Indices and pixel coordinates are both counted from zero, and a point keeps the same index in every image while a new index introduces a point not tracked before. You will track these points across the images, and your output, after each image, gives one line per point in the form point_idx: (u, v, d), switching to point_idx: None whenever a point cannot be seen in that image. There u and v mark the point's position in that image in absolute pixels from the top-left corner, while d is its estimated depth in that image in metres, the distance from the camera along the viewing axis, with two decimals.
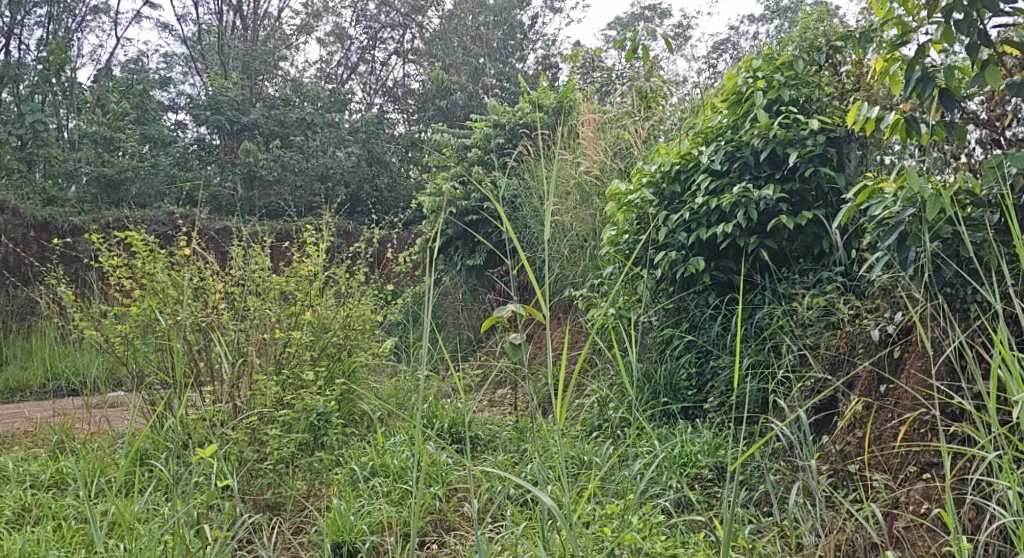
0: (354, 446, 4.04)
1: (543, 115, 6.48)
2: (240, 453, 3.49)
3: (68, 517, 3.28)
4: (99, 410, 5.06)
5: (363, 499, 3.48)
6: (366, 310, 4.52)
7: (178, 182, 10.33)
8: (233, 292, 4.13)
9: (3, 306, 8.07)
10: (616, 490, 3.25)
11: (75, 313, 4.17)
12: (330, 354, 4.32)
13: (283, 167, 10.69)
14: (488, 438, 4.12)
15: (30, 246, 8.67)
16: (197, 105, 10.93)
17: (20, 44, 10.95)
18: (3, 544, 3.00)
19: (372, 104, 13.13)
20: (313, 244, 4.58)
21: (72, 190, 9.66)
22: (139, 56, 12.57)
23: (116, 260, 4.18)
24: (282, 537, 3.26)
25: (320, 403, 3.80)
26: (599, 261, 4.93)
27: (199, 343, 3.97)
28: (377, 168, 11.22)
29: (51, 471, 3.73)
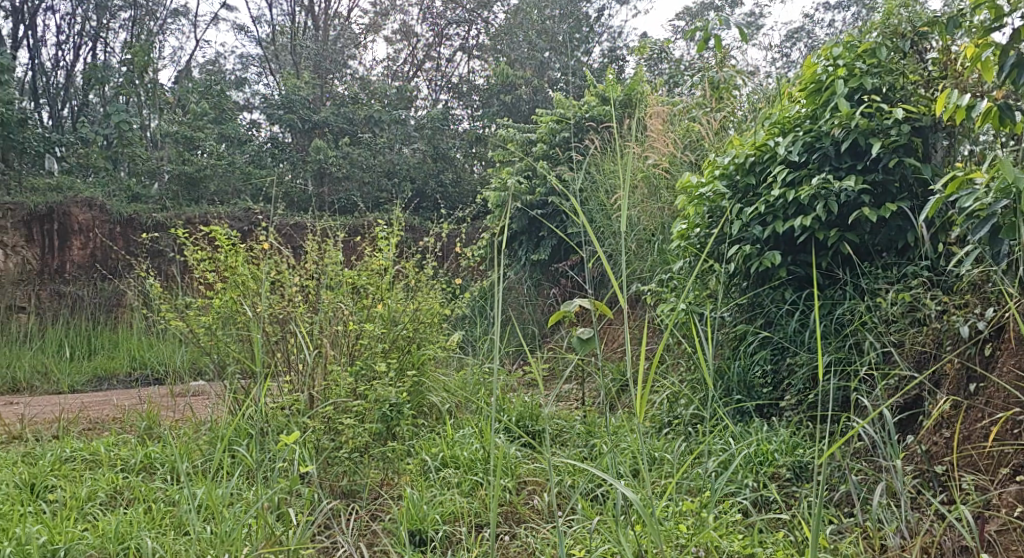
0: (424, 438, 4.09)
1: (610, 108, 6.41)
2: (317, 440, 3.61)
3: (157, 500, 3.43)
4: (183, 399, 5.28)
5: (436, 489, 3.53)
6: (437, 303, 4.55)
7: (253, 178, 10.63)
8: (308, 285, 4.22)
9: (91, 298, 8.54)
10: (691, 486, 3.22)
11: (161, 304, 4.34)
12: (401, 346, 4.36)
13: (352, 164, 10.86)
14: (556, 432, 4.12)
15: (117, 240, 9.07)
16: (271, 103, 11.25)
17: (106, 46, 11.47)
18: (100, 523, 3.16)
19: (437, 100, 13.21)
20: (383, 238, 4.64)
21: (154, 187, 10.07)
22: (216, 57, 12.98)
23: (201, 253, 4.34)
24: (359, 524, 3.34)
25: (392, 394, 3.84)
26: (668, 255, 4.87)
27: (277, 334, 4.08)
28: (441, 163, 11.30)
29: (141, 455, 3.90)
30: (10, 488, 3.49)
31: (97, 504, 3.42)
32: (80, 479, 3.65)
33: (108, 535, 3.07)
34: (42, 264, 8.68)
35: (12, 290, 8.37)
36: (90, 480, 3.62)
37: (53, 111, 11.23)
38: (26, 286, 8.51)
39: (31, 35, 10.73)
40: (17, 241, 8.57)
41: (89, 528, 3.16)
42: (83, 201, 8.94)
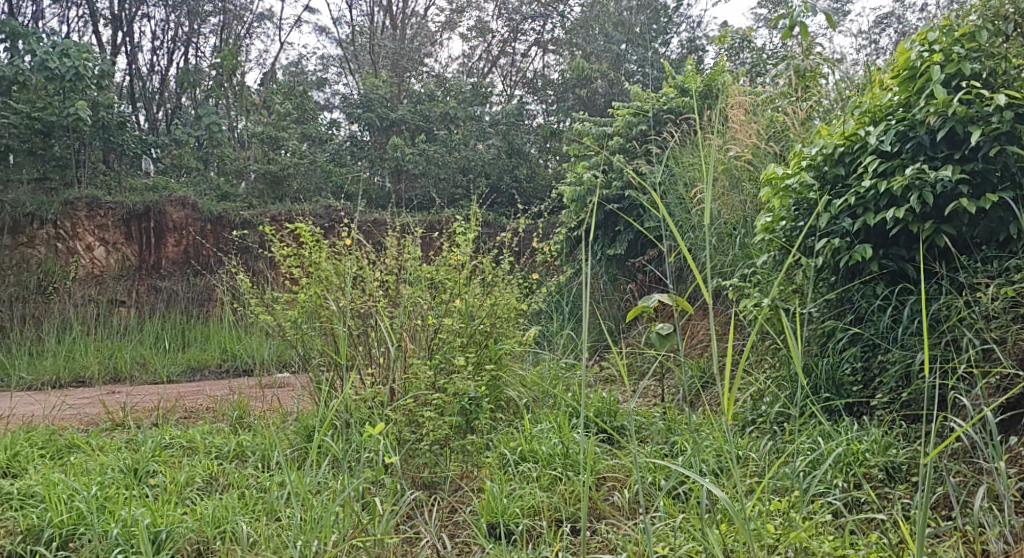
0: (502, 432, 4.12)
1: (689, 100, 6.30)
2: (399, 432, 3.68)
3: (250, 486, 3.57)
4: (270, 390, 5.47)
5: (515, 482, 3.56)
6: (514, 298, 4.55)
7: (334, 177, 10.89)
8: (388, 281, 4.31)
9: (184, 293, 8.93)
10: (777, 486, 3.16)
11: (250, 298, 4.51)
12: (478, 341, 4.38)
13: (428, 162, 10.89)
14: (636, 428, 4.08)
15: (207, 238, 9.45)
16: (349, 102, 11.46)
17: (197, 51, 11.92)
18: (198, 508, 3.31)
19: (512, 95, 13.23)
20: (461, 233, 4.67)
21: (242, 186, 10.45)
22: (299, 58, 13.34)
23: (287, 250, 4.49)
24: (441, 515, 3.40)
25: (471, 387, 3.88)
26: (751, 249, 4.77)
27: (359, 328, 4.17)
28: (516, 158, 11.36)
29: (233, 443, 4.07)
30: (115, 472, 3.68)
31: (194, 490, 3.58)
32: (178, 465, 3.83)
33: (205, 519, 3.23)
34: (140, 261, 9.10)
35: (114, 285, 8.81)
36: (188, 466, 3.79)
37: (149, 114, 11.77)
38: (126, 281, 8.94)
39: (129, 42, 11.25)
40: (117, 239, 9.00)
41: (188, 512, 3.31)
42: (177, 201, 9.34)
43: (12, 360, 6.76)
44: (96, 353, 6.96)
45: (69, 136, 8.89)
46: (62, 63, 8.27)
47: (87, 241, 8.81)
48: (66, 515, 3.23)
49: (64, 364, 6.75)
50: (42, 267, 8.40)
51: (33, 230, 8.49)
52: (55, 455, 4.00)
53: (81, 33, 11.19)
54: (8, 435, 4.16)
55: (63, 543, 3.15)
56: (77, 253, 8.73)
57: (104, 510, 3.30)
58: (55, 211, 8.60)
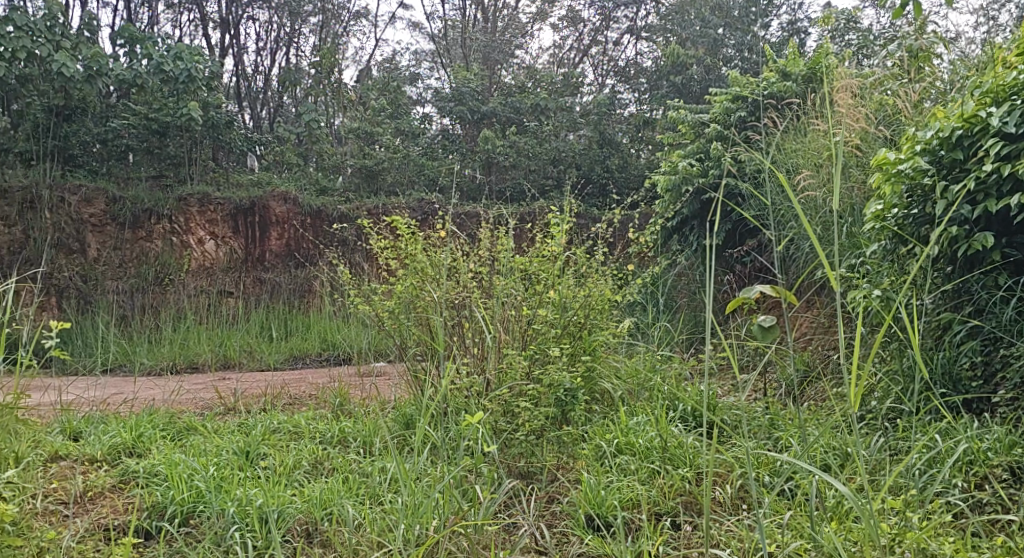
0: (597, 423, 4.09)
1: (791, 85, 6.10)
2: (495, 422, 3.71)
3: (353, 471, 3.70)
4: (368, 379, 5.62)
5: (611, 475, 3.53)
6: (608, 288, 4.49)
7: (427, 170, 11.08)
8: (482, 272, 4.34)
9: (288, 284, 9.29)
10: (889, 485, 3.05)
11: (349, 289, 4.65)
12: (572, 332, 4.36)
13: (518, 153, 10.99)
14: (736, 423, 3.99)
15: (307, 231, 9.79)
16: (442, 96, 11.60)
17: (298, 50, 12.32)
18: (306, 490, 3.45)
19: (604, 85, 13.12)
20: (555, 224, 4.65)
21: (339, 181, 10.78)
22: (392, 54, 13.62)
23: (384, 242, 4.60)
24: (539, 505, 3.41)
25: (566, 379, 3.87)
26: (859, 238, 4.59)
27: (455, 318, 4.22)
28: (608, 149, 11.30)
29: (336, 430, 4.23)
30: (229, 454, 3.86)
31: (302, 473, 3.73)
32: (286, 449, 4.00)
33: (313, 501, 3.37)
34: (246, 253, 9.50)
35: (223, 277, 9.22)
36: (295, 450, 3.96)
37: (253, 113, 12.30)
38: (233, 273, 9.34)
39: (236, 44, 11.75)
40: (226, 233, 9.42)
41: (297, 494, 3.46)
42: (279, 196, 9.73)
43: (133, 347, 7.18)
44: (207, 341, 7.33)
45: (182, 136, 9.43)
46: (176, 67, 8.73)
47: (198, 235, 9.26)
48: (188, 493, 3.41)
49: (179, 351, 7.13)
50: (159, 259, 8.88)
51: (151, 225, 8.98)
52: (175, 437, 4.24)
53: (192, 36, 11.75)
54: (133, 417, 4.43)
55: (185, 520, 3.34)
56: (190, 246, 9.17)
57: (220, 489, 3.48)
58: (170, 207, 9.07)
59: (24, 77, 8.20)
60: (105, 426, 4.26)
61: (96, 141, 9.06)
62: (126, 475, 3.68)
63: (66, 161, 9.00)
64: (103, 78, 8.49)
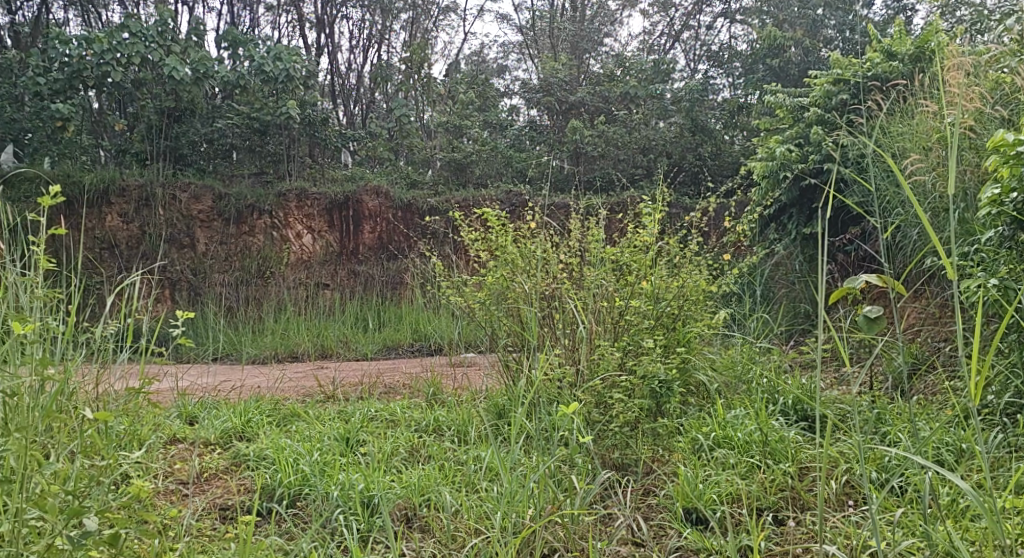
0: (694, 416, 4.01)
1: (897, 64, 5.83)
2: (588, 414, 3.69)
3: (449, 459, 3.78)
4: (460, 368, 5.70)
5: (709, 469, 3.47)
6: (702, 277, 4.39)
7: (515, 162, 11.13)
8: (573, 263, 4.31)
9: (380, 277, 9.50)
10: (1010, 485, 2.90)
11: (442, 281, 4.72)
12: (665, 323, 4.27)
13: (608, 142, 10.90)
14: (839, 417, 3.86)
15: (399, 225, 9.99)
16: (530, 87, 11.66)
17: (389, 47, 12.59)
18: (404, 476, 3.55)
19: (696, 70, 12.88)
20: (648, 213, 4.57)
21: (428, 174, 10.95)
22: (481, 47, 13.75)
23: (475, 234, 4.65)
24: (635, 496, 3.39)
25: (661, 370, 3.77)
26: (974, 225, 4.36)
27: (546, 309, 4.22)
28: (700, 136, 11.00)
29: (431, 418, 4.33)
30: (331, 440, 4.01)
31: (399, 459, 3.83)
32: (383, 436, 4.11)
33: (411, 487, 3.46)
34: (341, 247, 9.75)
35: (320, 270, 9.51)
36: (392, 437, 4.07)
37: (347, 110, 12.65)
38: (330, 266, 9.62)
39: (331, 43, 12.10)
40: (322, 227, 9.71)
41: (396, 479, 3.56)
42: (372, 190, 9.97)
43: (239, 337, 7.52)
44: (306, 332, 7.61)
45: (281, 134, 9.81)
46: (276, 67, 9.11)
47: (296, 230, 9.57)
48: (294, 477, 3.57)
49: (281, 341, 7.44)
50: (261, 253, 9.25)
51: (253, 220, 9.36)
52: (281, 423, 4.42)
53: (290, 37, 12.13)
54: (241, 403, 4.65)
55: (292, 502, 3.50)
56: (289, 240, 9.49)
57: (324, 473, 3.63)
58: (270, 202, 9.41)
59: (138, 81, 8.69)
60: (216, 411, 4.49)
61: (203, 141, 9.50)
62: (238, 458, 3.89)
63: (176, 161, 9.48)
64: (210, 81, 8.92)
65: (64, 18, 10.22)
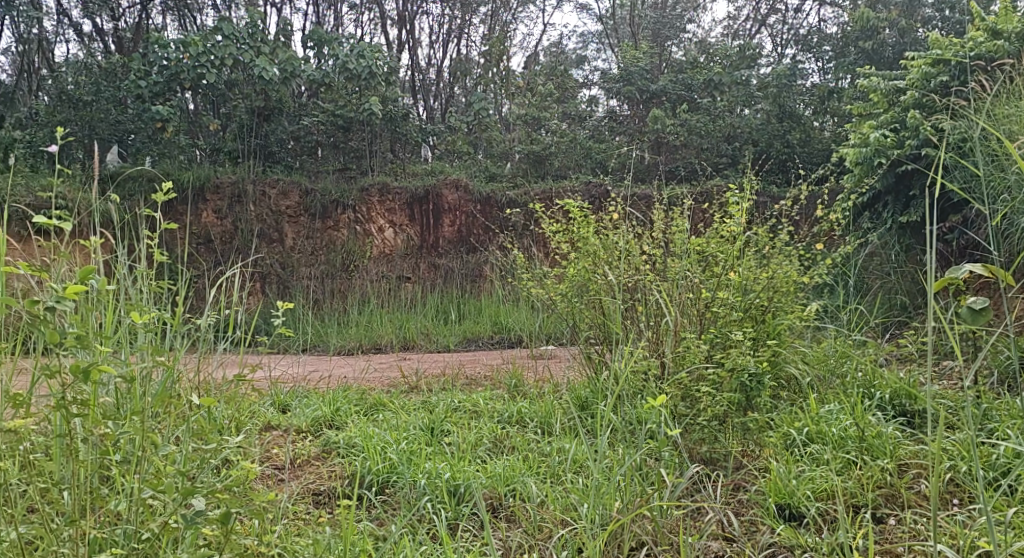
0: (784, 411, 3.90)
1: (1000, 43, 5.55)
2: (674, 407, 3.61)
3: (532, 451, 3.79)
4: (541, 360, 5.72)
5: (803, 464, 3.38)
6: (793, 268, 4.25)
7: (594, 153, 11.05)
8: (657, 254, 4.22)
9: (460, 269, 9.60)
10: None
11: (523, 273, 4.72)
12: (754, 316, 4.15)
13: (690, 132, 10.72)
14: (940, 413, 3.71)
15: (478, 218, 10.06)
16: (609, 77, 11.56)
17: (468, 41, 12.67)
18: (489, 466, 3.59)
19: (783, 55, 12.52)
20: (735, 202, 4.45)
21: (508, 167, 10.96)
22: (560, 38, 13.70)
23: (556, 225, 4.62)
24: (725, 491, 3.33)
25: (750, 363, 3.66)
26: None
27: (628, 301, 4.15)
28: (789, 122, 10.66)
29: (513, 410, 4.36)
30: (417, 429, 4.09)
31: (483, 450, 3.87)
32: (467, 426, 4.17)
33: (496, 477, 3.50)
34: (422, 241, 9.90)
35: (402, 263, 9.68)
36: (476, 428, 4.12)
37: (427, 105, 12.84)
38: (411, 258, 9.77)
39: (411, 38, 12.26)
40: (403, 221, 9.88)
41: (481, 469, 3.60)
42: (451, 184, 10.06)
43: (325, 329, 7.73)
44: (388, 324, 7.78)
45: (364, 130, 10.02)
46: (360, 64, 9.42)
47: (379, 224, 9.77)
48: (382, 465, 3.66)
49: (364, 333, 7.61)
50: (345, 247, 9.47)
51: (337, 215, 9.59)
52: (368, 412, 4.53)
53: (372, 34, 12.36)
54: (329, 392, 4.79)
55: (380, 488, 3.59)
56: (372, 234, 9.69)
57: (411, 462, 3.70)
58: (354, 197, 9.64)
59: (231, 81, 9.10)
60: (307, 400, 4.65)
61: (290, 138, 9.80)
62: (328, 445, 4.00)
63: (265, 158, 9.80)
64: (297, 80, 9.31)
65: (162, 23, 10.62)
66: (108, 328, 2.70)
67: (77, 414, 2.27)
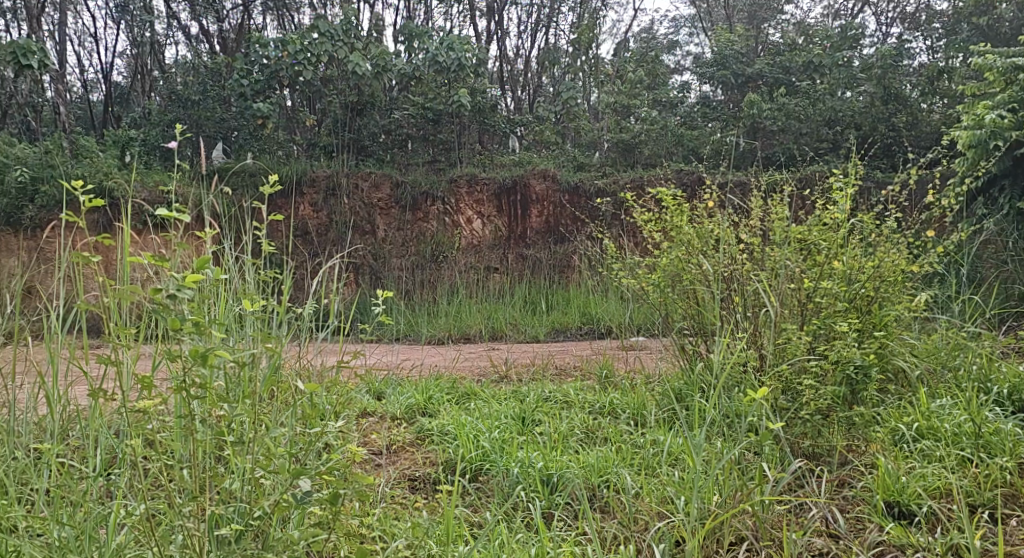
0: (892, 405, 3.75)
1: None
2: (776, 400, 3.51)
3: (626, 441, 3.77)
4: (632, 352, 5.67)
5: (914, 461, 3.25)
6: (902, 256, 4.06)
7: (686, 141, 10.81)
8: (755, 242, 4.09)
9: (548, 261, 9.61)
10: None
11: (614, 264, 4.65)
12: (859, 306, 3.99)
13: (788, 115, 10.32)
14: None
15: (566, 208, 10.03)
16: (702, 62, 11.31)
17: (557, 30, 12.63)
18: (582, 456, 3.57)
19: (888, 35, 11.97)
20: (839, 187, 4.26)
21: (596, 156, 10.88)
22: (652, 24, 13.50)
23: (649, 214, 4.54)
24: (829, 487, 3.22)
25: (857, 356, 3.52)
26: None
27: (725, 291, 4.05)
28: (894, 105, 10.16)
29: (606, 401, 4.34)
30: (509, 419, 4.12)
31: (576, 440, 3.86)
32: (558, 416, 4.17)
33: (589, 467, 3.48)
34: (510, 231, 9.95)
35: (489, 253, 9.76)
36: (568, 418, 4.11)
37: (515, 95, 12.89)
38: (499, 249, 9.85)
39: (500, 29, 12.30)
40: (491, 212, 9.96)
41: (574, 459, 3.59)
42: (539, 173, 10.06)
43: (417, 319, 7.88)
44: (478, 313, 7.86)
45: (453, 122, 10.14)
46: (449, 56, 9.59)
47: (467, 215, 9.86)
48: (476, 452, 3.71)
49: (454, 322, 7.72)
50: (434, 238, 9.61)
51: (427, 207, 9.74)
52: (460, 400, 4.60)
53: (462, 27, 12.48)
54: (422, 381, 4.88)
55: (474, 475, 3.65)
56: (460, 225, 9.80)
57: (504, 450, 3.74)
58: (443, 189, 9.78)
59: (326, 78, 9.40)
60: (401, 388, 4.74)
61: (382, 132, 10.00)
62: (422, 432, 4.09)
63: (358, 152, 10.04)
64: (388, 73, 9.55)
65: (262, 23, 11.03)
66: (220, 316, 2.84)
67: (195, 396, 2.39)
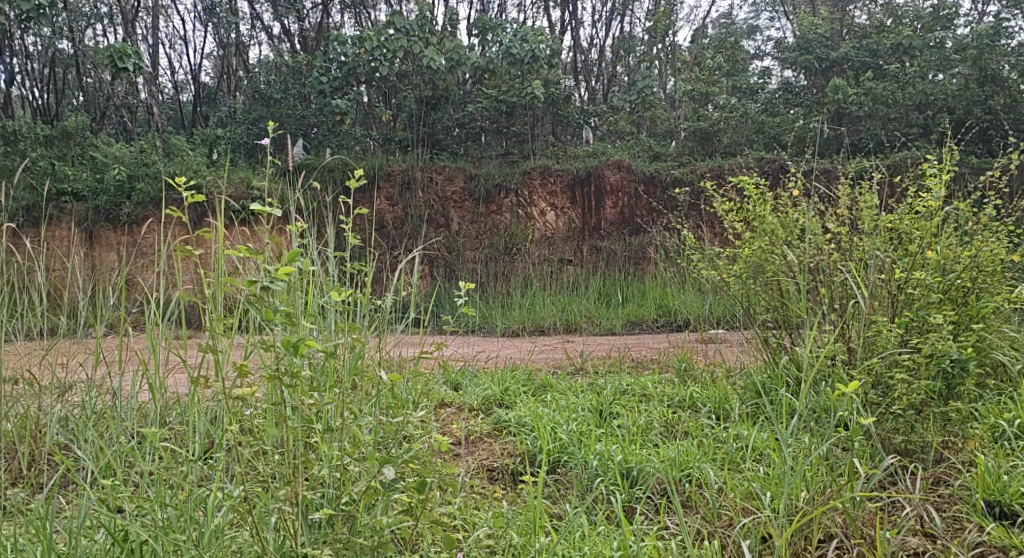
0: (991, 400, 3.59)
1: None
2: (867, 395, 3.39)
3: (707, 436, 3.70)
4: (712, 344, 5.56)
5: (1015, 460, 3.11)
6: (1000, 245, 3.86)
7: (766, 128, 10.55)
8: (842, 232, 3.95)
9: (623, 252, 9.51)
10: None
11: (693, 255, 4.56)
12: (954, 297, 3.82)
13: (875, 101, 10.03)
14: None
15: (640, 198, 9.90)
16: (784, 47, 11.02)
17: (632, 19, 12.50)
18: (662, 450, 3.52)
19: (985, 14, 11.38)
20: (932, 174, 4.08)
21: (673, 146, 10.73)
22: (730, 9, 13.20)
23: (729, 204, 4.42)
24: (924, 484, 3.11)
25: (953, 349, 3.37)
26: None
27: (810, 281, 3.94)
28: (991, 86, 9.56)
29: (686, 394, 4.26)
30: (587, 411, 4.11)
31: (656, 433, 3.82)
32: (637, 409, 4.13)
33: (670, 461, 3.43)
34: (584, 223, 9.88)
35: (563, 245, 9.71)
36: (646, 412, 4.06)
37: (589, 86, 12.82)
38: (573, 241, 9.78)
39: (574, 19, 12.25)
40: (564, 203, 9.91)
41: (654, 452, 3.55)
42: (614, 164, 9.95)
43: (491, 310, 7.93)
44: (552, 305, 7.84)
45: (527, 114, 10.14)
46: (524, 48, 9.59)
47: (540, 207, 9.84)
48: (554, 444, 3.71)
49: (528, 314, 7.72)
50: (508, 231, 9.63)
51: (501, 199, 9.78)
52: (537, 393, 4.61)
53: (536, 18, 12.48)
54: (498, 373, 4.91)
55: (553, 467, 3.66)
56: (533, 217, 9.79)
57: (582, 442, 3.74)
58: (516, 181, 9.81)
59: (402, 73, 9.57)
60: (478, 379, 4.78)
61: (456, 125, 10.08)
62: (500, 424, 4.11)
63: (433, 146, 10.16)
64: (462, 67, 9.68)
65: (340, 21, 11.28)
66: (309, 308, 2.92)
67: (287, 384, 2.47)
